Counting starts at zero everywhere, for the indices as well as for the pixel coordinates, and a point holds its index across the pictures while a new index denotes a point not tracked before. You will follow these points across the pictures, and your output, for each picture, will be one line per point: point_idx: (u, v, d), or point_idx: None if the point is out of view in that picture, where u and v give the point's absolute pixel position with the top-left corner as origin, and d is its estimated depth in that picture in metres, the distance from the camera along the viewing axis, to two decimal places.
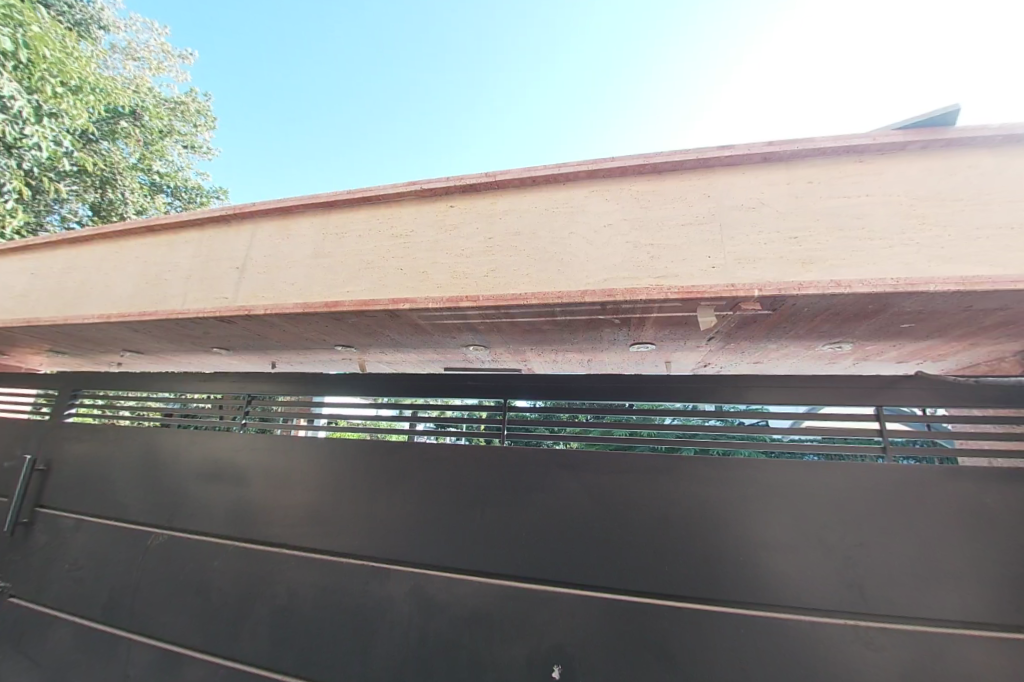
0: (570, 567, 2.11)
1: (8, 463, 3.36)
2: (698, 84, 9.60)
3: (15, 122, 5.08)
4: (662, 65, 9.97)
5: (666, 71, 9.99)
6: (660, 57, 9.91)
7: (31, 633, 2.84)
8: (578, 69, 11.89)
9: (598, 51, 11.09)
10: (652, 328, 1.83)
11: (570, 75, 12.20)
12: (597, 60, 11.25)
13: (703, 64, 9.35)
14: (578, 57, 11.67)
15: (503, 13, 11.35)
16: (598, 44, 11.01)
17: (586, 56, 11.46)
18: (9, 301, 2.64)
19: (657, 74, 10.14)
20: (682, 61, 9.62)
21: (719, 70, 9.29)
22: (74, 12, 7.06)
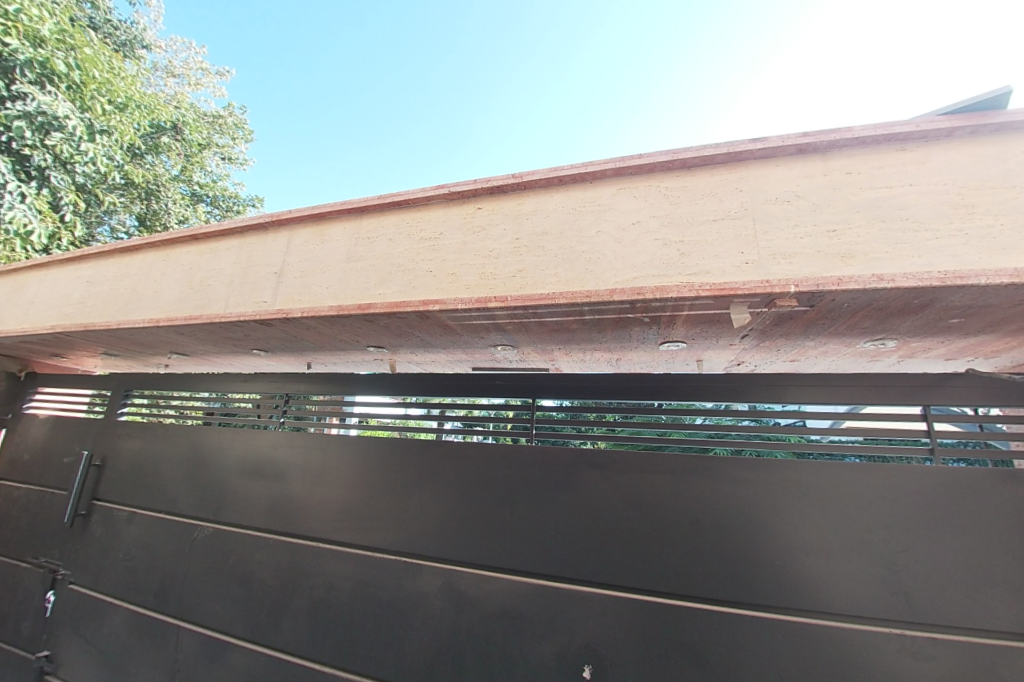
0: (599, 566, 2.11)
1: (67, 459, 3.60)
2: (725, 78, 9.55)
3: (71, 140, 5.43)
4: (688, 62, 9.97)
5: (692, 66, 9.99)
6: (685, 55, 9.93)
7: (90, 617, 3.04)
8: (600, 68, 11.95)
9: (622, 47, 11.09)
10: (682, 326, 1.81)
11: (591, 75, 12.27)
12: (620, 54, 11.25)
13: (728, 59, 9.31)
14: (600, 56, 11.68)
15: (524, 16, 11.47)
16: (620, 41, 11.02)
17: (608, 54, 11.48)
18: (67, 308, 2.82)
19: (683, 69, 10.14)
20: (709, 58, 9.64)
21: (745, 66, 9.16)
22: (118, 34, 7.55)
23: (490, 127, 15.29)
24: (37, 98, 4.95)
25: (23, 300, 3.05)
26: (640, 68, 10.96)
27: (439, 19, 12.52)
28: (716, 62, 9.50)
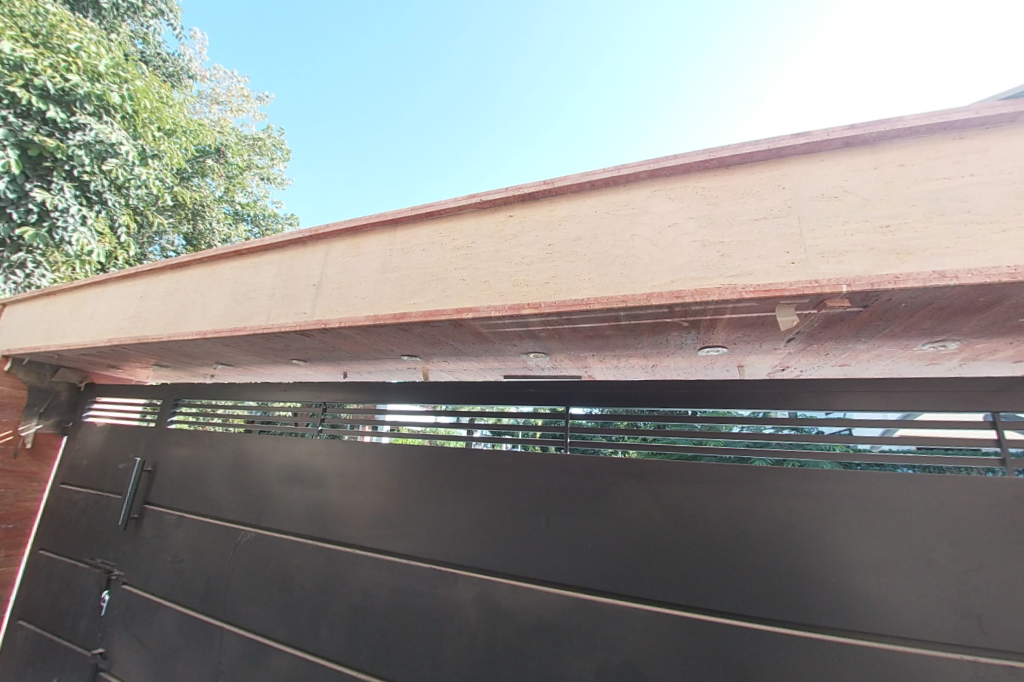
0: (638, 579, 2.04)
1: (122, 465, 3.80)
2: (734, 99, 8.71)
3: (126, 165, 5.80)
4: (699, 79, 9.30)
5: (704, 80, 9.21)
6: (695, 71, 9.28)
7: (141, 617, 3.17)
8: (606, 85, 11.34)
9: (630, 62, 10.41)
10: (723, 330, 1.74)
11: (596, 91, 11.65)
12: (627, 72, 10.62)
13: (740, 73, 8.53)
14: (606, 73, 11.05)
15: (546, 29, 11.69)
16: (625, 59, 10.47)
17: (613, 71, 10.88)
18: (123, 321, 2.99)
19: (691, 88, 9.47)
20: (722, 72, 8.89)
21: (757, 87, 8.27)
22: (166, 67, 8.22)
23: (487, 155, 14.68)
24: (95, 127, 5.34)
25: (84, 315, 3.25)
26: (649, 83, 10.29)
27: (445, 41, 12.33)
28: (729, 76, 8.73)
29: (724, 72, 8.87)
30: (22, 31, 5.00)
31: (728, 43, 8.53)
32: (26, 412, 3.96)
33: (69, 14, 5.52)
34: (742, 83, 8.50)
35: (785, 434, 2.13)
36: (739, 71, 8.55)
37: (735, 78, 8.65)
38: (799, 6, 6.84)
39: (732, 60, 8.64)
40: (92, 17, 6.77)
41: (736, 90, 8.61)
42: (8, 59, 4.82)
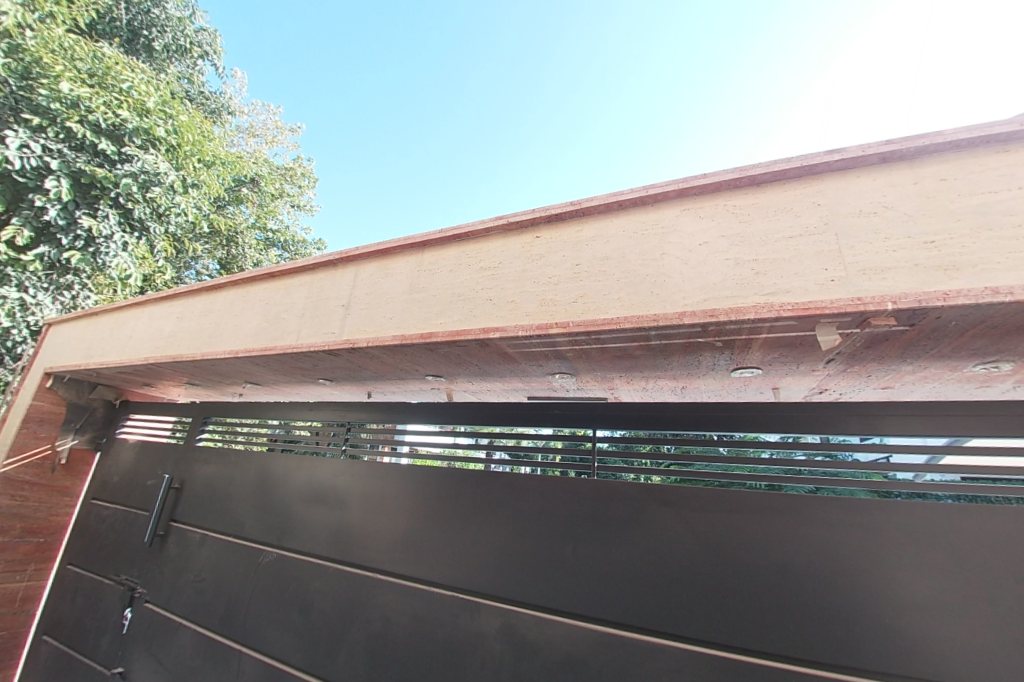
0: (671, 614, 1.93)
1: (151, 482, 3.87)
2: (758, 118, 8.57)
3: (169, 193, 6.12)
4: (720, 97, 9.38)
5: (730, 97, 9.20)
6: (715, 91, 9.41)
7: (161, 637, 3.16)
8: (623, 112, 11.32)
9: (649, 88, 10.54)
10: (758, 350, 1.68)
11: (611, 116, 11.55)
12: (647, 98, 10.68)
13: (763, 94, 8.41)
14: (625, 99, 11.06)
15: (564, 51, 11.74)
16: (647, 85, 10.56)
17: (632, 96, 10.91)
18: (160, 341, 3.09)
19: (713, 109, 9.52)
20: (747, 93, 8.78)
21: (780, 108, 8.10)
22: (208, 103, 8.78)
23: (501, 184, 14.74)
24: (142, 158, 5.70)
25: (123, 335, 3.39)
26: (669, 105, 10.32)
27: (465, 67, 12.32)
28: (755, 96, 8.62)
29: (748, 91, 8.77)
30: (81, 73, 5.45)
31: (754, 63, 8.48)
32: (63, 428, 4.10)
33: (123, 57, 5.98)
34: (768, 101, 8.32)
35: (822, 461, 2.03)
36: (762, 90, 8.41)
37: (759, 95, 8.50)
38: (821, 28, 6.88)
39: (755, 81, 8.58)
40: (143, 59, 7.34)
41: (760, 110, 8.54)
42: (67, 97, 5.24)
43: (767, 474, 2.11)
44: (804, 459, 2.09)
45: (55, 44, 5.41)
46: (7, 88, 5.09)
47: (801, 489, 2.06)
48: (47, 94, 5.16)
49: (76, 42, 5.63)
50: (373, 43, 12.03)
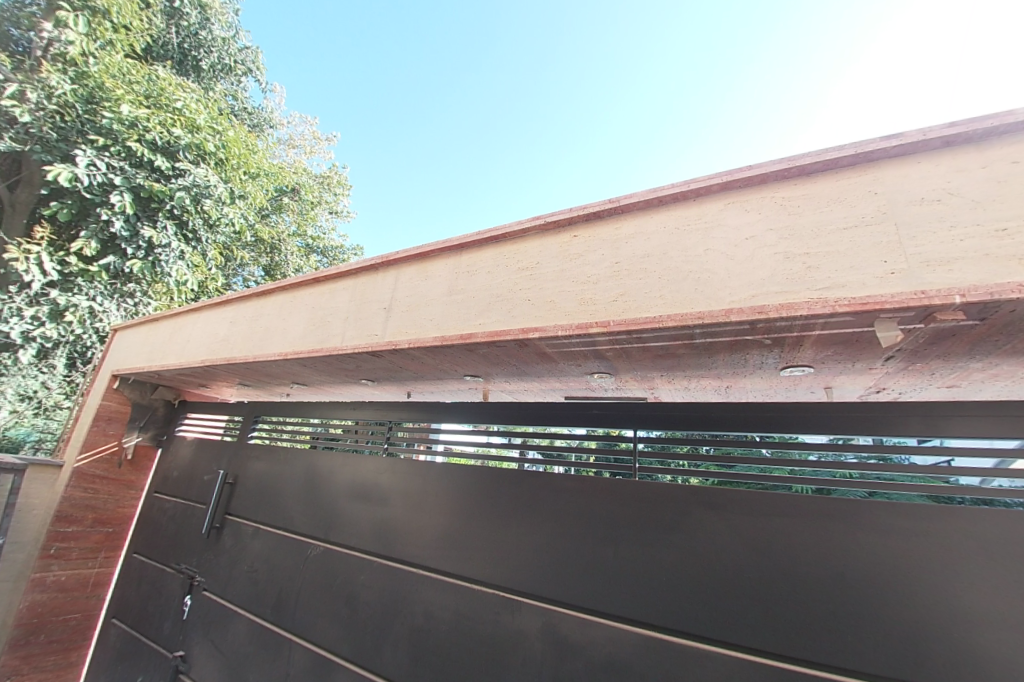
0: (720, 620, 1.87)
1: (207, 477, 4.11)
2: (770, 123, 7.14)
3: (218, 205, 6.44)
4: (738, 98, 7.69)
5: (748, 101, 7.51)
6: (731, 97, 7.78)
7: (218, 623, 3.35)
8: (625, 125, 9.58)
9: (653, 97, 8.90)
10: (811, 348, 1.61)
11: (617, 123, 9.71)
12: (653, 108, 8.98)
13: (777, 97, 6.94)
14: (632, 106, 9.26)
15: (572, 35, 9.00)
16: (653, 93, 8.88)
17: (639, 104, 9.15)
18: (215, 343, 3.27)
19: (726, 120, 7.96)
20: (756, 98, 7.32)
21: (798, 110, 6.65)
22: (251, 118, 9.26)
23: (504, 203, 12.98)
24: (193, 173, 6.00)
25: (181, 339, 3.61)
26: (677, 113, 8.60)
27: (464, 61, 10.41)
28: (766, 97, 7.14)
29: (763, 90, 7.19)
30: (139, 95, 5.84)
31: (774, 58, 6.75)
32: (128, 426, 4.42)
33: (175, 77, 6.36)
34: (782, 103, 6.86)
35: (876, 464, 1.93)
36: (781, 91, 6.84)
37: (776, 91, 6.93)
38: None
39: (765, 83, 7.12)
40: (193, 79, 7.85)
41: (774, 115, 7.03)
42: (126, 119, 5.61)
43: (815, 477, 2.03)
44: (856, 461, 1.99)
45: (115, 69, 5.84)
46: (75, 112, 5.66)
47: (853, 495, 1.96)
48: (109, 117, 5.55)
49: (133, 66, 6.04)
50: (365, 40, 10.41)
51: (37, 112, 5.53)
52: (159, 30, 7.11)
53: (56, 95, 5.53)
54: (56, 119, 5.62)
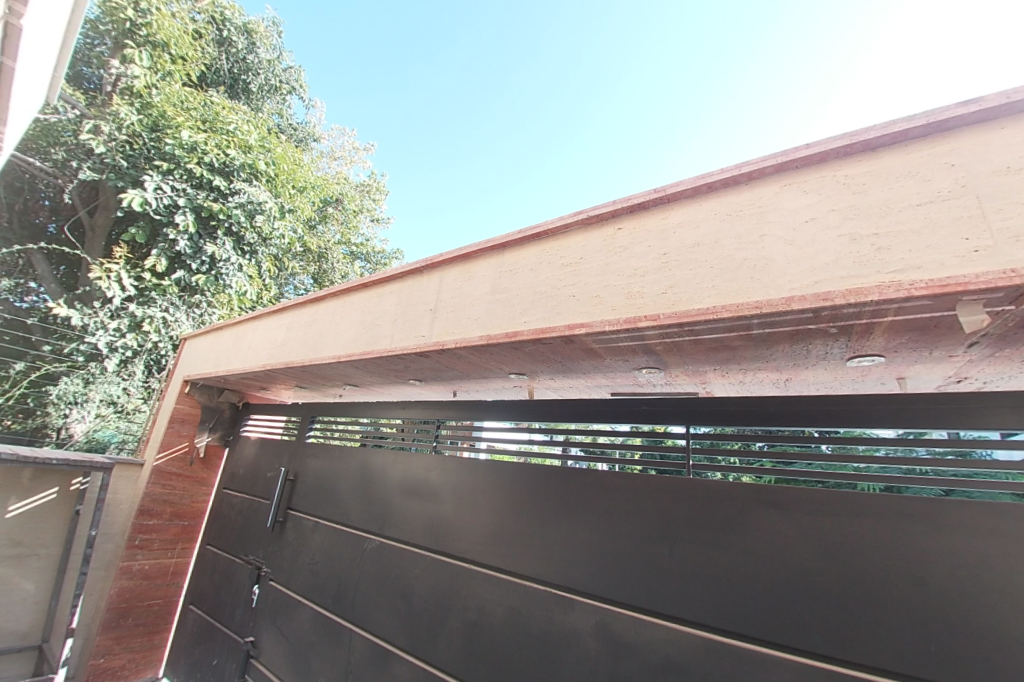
0: (785, 624, 1.79)
1: (269, 475, 4.38)
2: (787, 103, 6.40)
3: (271, 219, 6.88)
4: (742, 95, 7.02)
5: (759, 83, 6.67)
6: (740, 84, 6.94)
7: (283, 611, 3.56)
8: (621, 115, 8.65)
9: (641, 96, 8.18)
10: (882, 336, 1.51)
11: (612, 117, 8.78)
12: (643, 107, 8.29)
13: (790, 76, 6.20)
14: (629, 97, 8.41)
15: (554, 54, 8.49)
16: (647, 89, 8.06)
17: (635, 96, 8.30)
18: (274, 348, 3.47)
19: (732, 106, 7.24)
20: (764, 84, 6.62)
21: (814, 93, 5.96)
22: (295, 133, 9.93)
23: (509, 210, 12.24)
24: (247, 191, 6.47)
25: (244, 345, 3.85)
26: (683, 97, 7.74)
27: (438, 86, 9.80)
28: (773, 85, 6.46)
29: (776, 67, 6.34)
30: (196, 121, 6.33)
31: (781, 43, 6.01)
32: (199, 427, 4.79)
33: (227, 102, 6.88)
34: (797, 82, 6.12)
35: (952, 460, 1.78)
36: (796, 67, 6.04)
37: (795, 65, 6.04)
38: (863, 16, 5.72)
39: (776, 60, 6.27)
40: (243, 101, 8.39)
41: (796, 92, 6.22)
42: (186, 144, 6.11)
43: (883, 474, 1.89)
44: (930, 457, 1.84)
45: (174, 98, 6.39)
46: (142, 140, 6.11)
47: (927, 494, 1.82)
48: (172, 143, 6.05)
49: (190, 95, 6.59)
50: (350, 67, 10.02)
51: (110, 142, 6.02)
52: (211, 58, 7.64)
53: (125, 125, 6.00)
54: (126, 147, 6.08)
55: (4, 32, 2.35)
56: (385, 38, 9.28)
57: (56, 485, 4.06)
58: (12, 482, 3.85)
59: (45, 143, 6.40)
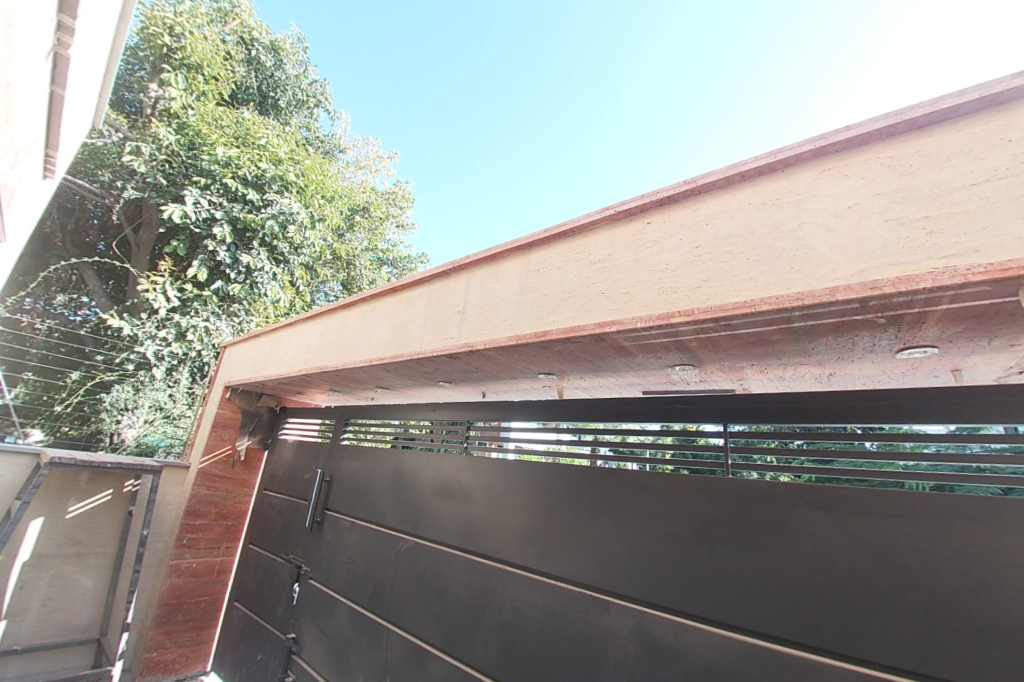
0: (836, 631, 1.70)
1: (306, 476, 4.52)
2: (805, 93, 6.10)
3: (302, 229, 7.14)
4: (757, 90, 6.76)
5: (774, 74, 6.38)
6: (756, 77, 6.63)
7: (323, 609, 3.66)
8: (634, 110, 8.34)
9: (652, 97, 8.01)
10: (936, 325, 1.43)
11: (628, 116, 8.48)
12: (652, 104, 8.09)
13: (807, 67, 5.88)
14: (640, 96, 8.13)
15: (561, 59, 8.35)
16: (657, 85, 7.85)
17: (646, 93, 8.03)
18: (309, 353, 3.57)
19: (750, 96, 6.88)
20: (781, 75, 6.31)
21: (832, 84, 5.68)
22: (322, 145, 10.26)
23: None
24: (279, 202, 6.74)
25: (280, 351, 3.98)
26: (697, 90, 7.47)
27: (445, 98, 9.71)
28: (788, 79, 6.20)
29: (794, 57, 5.93)
30: (229, 137, 6.63)
31: (792, 39, 5.77)
32: (240, 430, 4.99)
33: (258, 117, 7.17)
34: (815, 71, 5.79)
35: (1010, 456, 1.68)
36: (815, 55, 5.61)
37: (815, 52, 5.56)
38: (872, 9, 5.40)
39: (795, 48, 5.82)
40: (273, 117, 8.78)
41: (819, 77, 5.79)
42: (222, 160, 6.42)
43: (933, 472, 1.79)
44: (984, 453, 1.74)
45: (209, 117, 6.72)
46: (180, 158, 6.45)
47: (982, 492, 1.72)
48: (208, 160, 6.37)
49: (223, 113, 6.91)
50: (365, 82, 10.20)
51: (151, 162, 6.37)
52: (242, 77, 8.01)
53: (164, 145, 6.33)
54: (166, 166, 6.41)
55: (55, 61, 2.50)
56: (394, 54, 9.38)
57: (110, 487, 4.31)
58: (72, 485, 4.11)
59: (93, 165, 6.80)
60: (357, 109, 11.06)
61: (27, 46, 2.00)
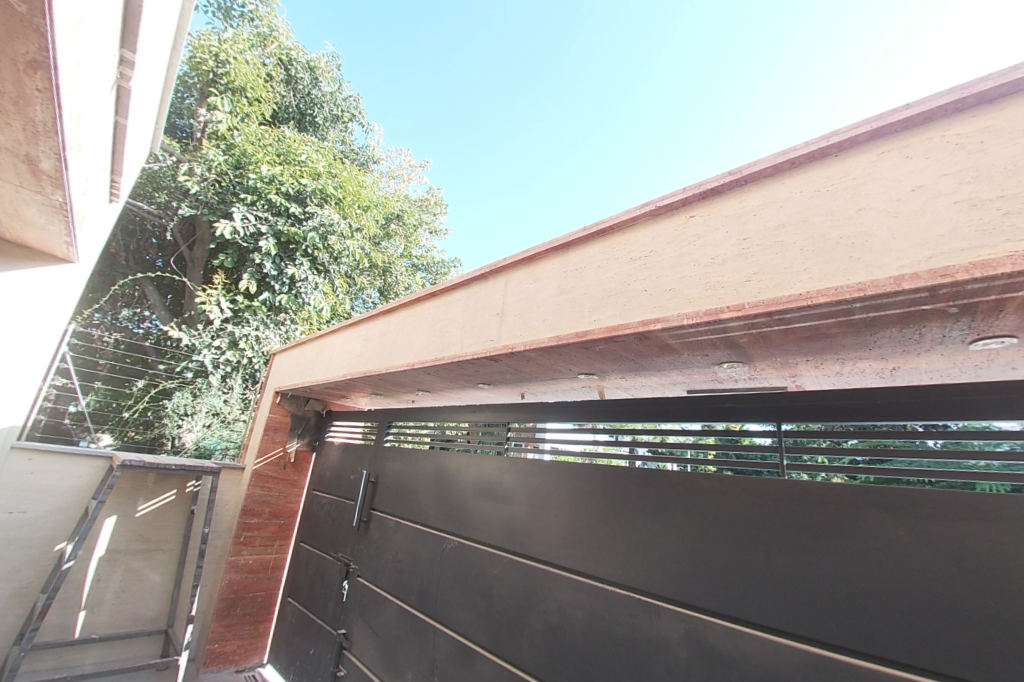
0: (907, 643, 1.59)
1: (352, 477, 4.68)
2: (841, 77, 5.83)
3: (341, 238, 7.44)
4: (791, 75, 6.51)
5: (809, 58, 6.12)
6: (788, 61, 6.38)
7: (371, 606, 3.78)
8: (662, 95, 8.09)
9: (680, 89, 7.87)
10: (1016, 314, 1.32)
11: (656, 107, 8.26)
12: (679, 96, 7.95)
13: (842, 50, 5.61)
14: (665, 91, 8.02)
15: (585, 58, 8.35)
16: (684, 75, 7.72)
17: (673, 86, 7.90)
18: (353, 359, 3.69)
19: (783, 82, 6.64)
20: (814, 59, 6.05)
21: (870, 67, 5.40)
22: (357, 157, 10.64)
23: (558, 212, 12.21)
24: (320, 214, 7.07)
25: (326, 357, 4.15)
26: (726, 76, 7.30)
27: (472, 104, 9.86)
28: (824, 62, 5.93)
29: (833, 34, 5.54)
30: (272, 155, 7.02)
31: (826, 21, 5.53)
32: (290, 433, 5.24)
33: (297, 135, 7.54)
34: (850, 54, 5.52)
35: None
36: (857, 26, 5.16)
37: (856, 27, 5.14)
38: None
39: (832, 26, 5.48)
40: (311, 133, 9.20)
41: (860, 55, 5.42)
42: (267, 176, 6.82)
43: (1009, 472, 1.67)
44: None
45: (253, 137, 7.11)
46: (228, 177, 6.85)
47: None
48: (255, 177, 6.76)
49: (266, 133, 7.31)
50: (396, 93, 10.53)
51: (203, 182, 6.80)
52: (281, 97, 8.48)
53: (214, 166, 6.75)
54: (217, 185, 6.83)
55: (119, 93, 2.71)
56: (422, 65, 9.64)
57: (174, 488, 4.63)
58: (141, 485, 4.43)
59: (151, 189, 7.31)
60: (390, 121, 11.44)
61: (95, 81, 2.18)
